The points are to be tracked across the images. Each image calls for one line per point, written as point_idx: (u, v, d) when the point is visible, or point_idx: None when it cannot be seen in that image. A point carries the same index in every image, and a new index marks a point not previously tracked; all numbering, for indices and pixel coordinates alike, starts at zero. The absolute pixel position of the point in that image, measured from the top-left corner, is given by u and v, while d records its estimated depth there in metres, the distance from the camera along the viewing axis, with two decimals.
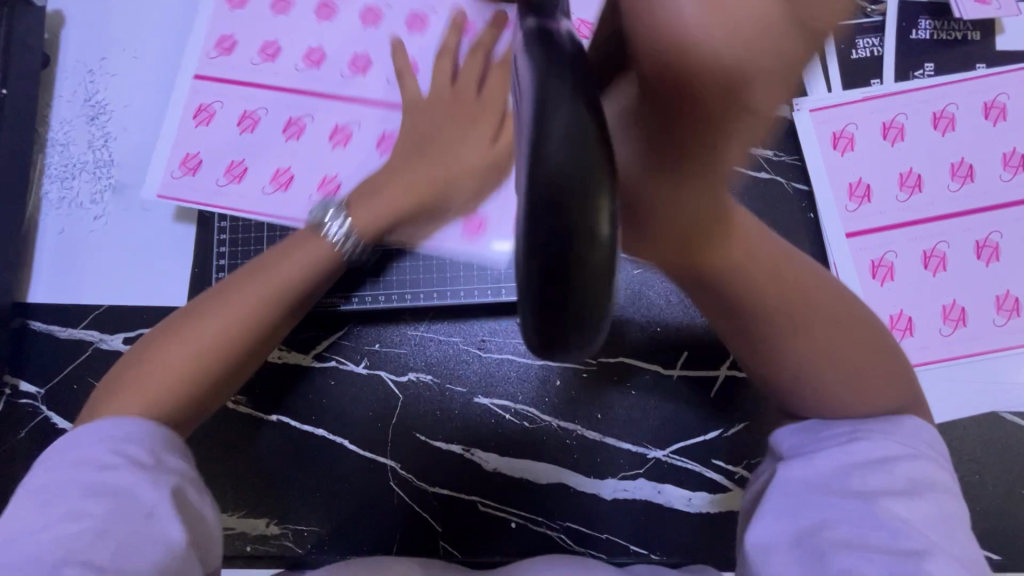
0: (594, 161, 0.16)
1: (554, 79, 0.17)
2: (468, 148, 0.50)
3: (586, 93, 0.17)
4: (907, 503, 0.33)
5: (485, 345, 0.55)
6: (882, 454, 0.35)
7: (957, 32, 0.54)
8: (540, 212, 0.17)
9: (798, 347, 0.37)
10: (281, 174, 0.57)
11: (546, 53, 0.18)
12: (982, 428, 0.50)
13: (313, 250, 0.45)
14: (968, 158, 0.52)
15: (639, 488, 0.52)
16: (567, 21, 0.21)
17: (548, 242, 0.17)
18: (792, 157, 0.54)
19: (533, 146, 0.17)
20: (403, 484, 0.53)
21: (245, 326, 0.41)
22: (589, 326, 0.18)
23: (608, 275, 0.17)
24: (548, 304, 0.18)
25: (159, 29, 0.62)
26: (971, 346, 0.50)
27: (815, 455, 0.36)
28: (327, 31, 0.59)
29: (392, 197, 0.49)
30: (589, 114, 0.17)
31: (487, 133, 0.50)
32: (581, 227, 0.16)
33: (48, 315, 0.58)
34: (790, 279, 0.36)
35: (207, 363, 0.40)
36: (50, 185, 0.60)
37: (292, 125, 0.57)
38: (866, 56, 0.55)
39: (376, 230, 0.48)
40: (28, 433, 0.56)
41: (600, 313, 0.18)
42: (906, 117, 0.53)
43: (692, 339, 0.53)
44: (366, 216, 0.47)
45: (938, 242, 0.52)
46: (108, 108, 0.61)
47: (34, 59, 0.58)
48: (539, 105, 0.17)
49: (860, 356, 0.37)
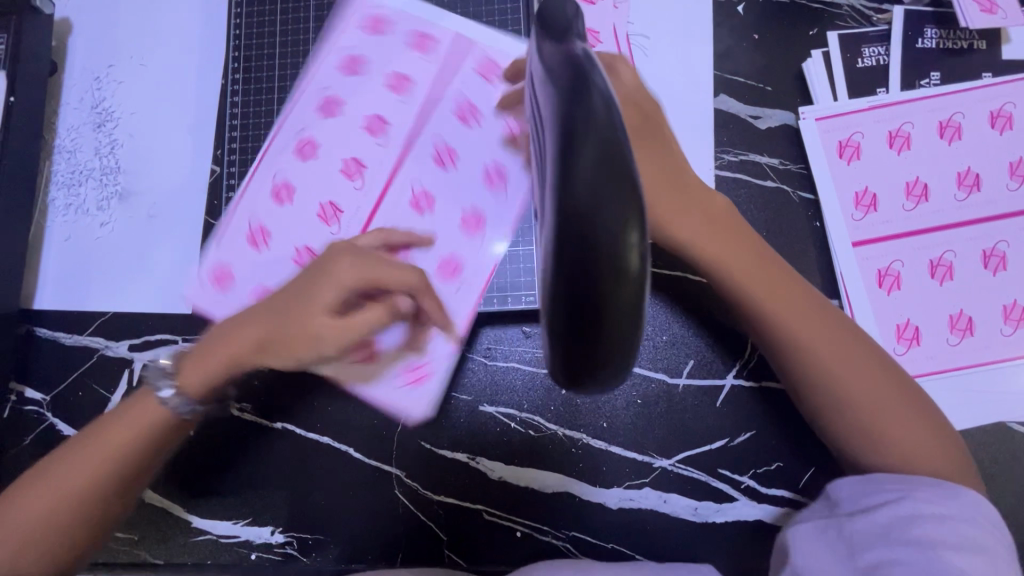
0: (621, 194, 0.16)
1: (578, 109, 0.17)
2: (310, 315, 0.43)
3: (611, 121, 0.17)
4: (965, 555, 0.34)
5: (491, 353, 0.54)
6: (940, 510, 0.36)
7: (962, 41, 0.54)
8: (568, 248, 0.17)
9: (853, 405, 0.41)
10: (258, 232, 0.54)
11: (570, 80, 0.18)
12: (987, 437, 0.50)
13: (145, 415, 0.44)
14: (975, 167, 0.52)
15: (645, 497, 0.52)
16: (586, 38, 0.20)
17: (577, 278, 0.17)
18: (797, 165, 0.54)
19: (559, 179, 0.17)
20: (408, 492, 0.53)
21: (102, 477, 0.42)
22: (620, 355, 0.18)
23: (638, 307, 0.17)
24: (579, 336, 0.18)
25: (165, 35, 0.62)
26: (979, 356, 0.50)
27: (871, 506, 0.38)
28: (448, 158, 0.54)
29: (219, 352, 0.45)
30: (616, 145, 0.17)
31: (330, 296, 0.43)
32: (611, 260, 0.16)
33: (54, 321, 0.58)
34: (842, 341, 0.42)
35: (73, 512, 0.42)
36: (58, 191, 0.60)
37: (327, 212, 0.55)
38: (872, 65, 0.55)
39: (209, 389, 0.45)
40: (34, 440, 0.56)
41: (631, 341, 0.18)
42: (913, 126, 0.53)
43: (698, 348, 0.53)
44: (196, 381, 0.45)
45: (945, 251, 0.51)
46: (115, 115, 0.61)
47: (42, 66, 0.59)
48: (563, 137, 0.17)
49: (906, 425, 0.40)
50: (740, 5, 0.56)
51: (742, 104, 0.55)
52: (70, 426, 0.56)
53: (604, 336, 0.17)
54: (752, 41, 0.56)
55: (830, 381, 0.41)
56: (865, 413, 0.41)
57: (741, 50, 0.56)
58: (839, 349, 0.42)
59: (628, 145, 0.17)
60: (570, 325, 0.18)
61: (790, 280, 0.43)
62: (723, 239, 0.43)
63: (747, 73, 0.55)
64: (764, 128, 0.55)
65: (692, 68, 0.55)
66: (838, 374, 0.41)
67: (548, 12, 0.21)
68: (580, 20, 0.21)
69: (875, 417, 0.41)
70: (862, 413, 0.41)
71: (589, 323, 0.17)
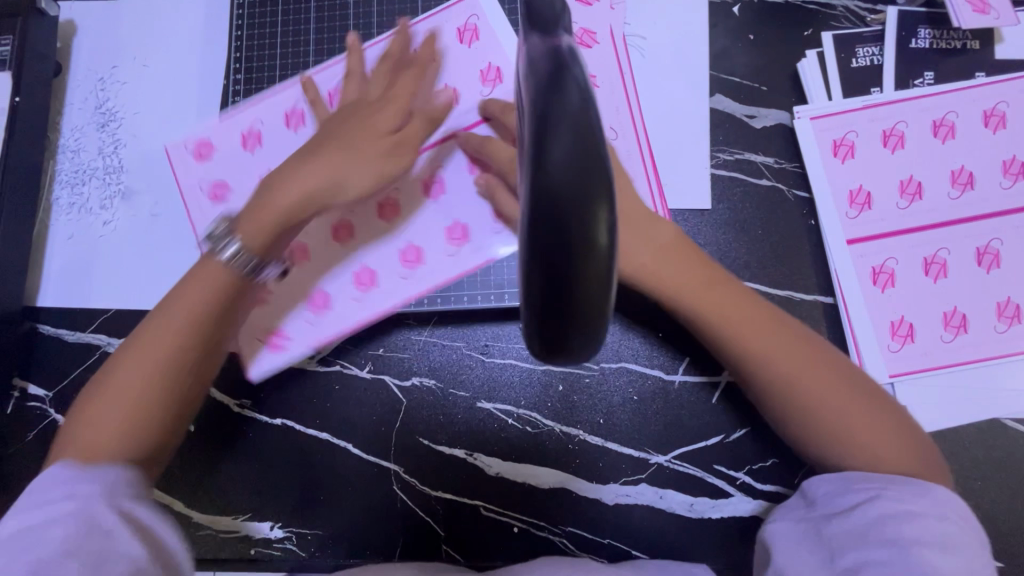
0: (592, 174, 0.17)
1: (554, 96, 0.18)
2: (370, 129, 0.48)
3: (586, 110, 0.18)
4: (941, 553, 0.34)
5: (488, 350, 0.55)
6: (914, 508, 0.36)
7: (955, 41, 0.55)
8: (542, 229, 0.17)
9: (815, 409, 0.41)
10: (218, 187, 0.58)
11: (549, 68, 0.19)
12: (982, 434, 0.50)
13: (215, 272, 0.42)
14: (968, 165, 0.53)
15: (641, 493, 0.52)
16: (570, 33, 0.21)
17: (548, 260, 0.17)
18: (792, 164, 0.55)
19: (534, 161, 0.17)
20: (406, 488, 0.53)
21: (187, 339, 0.40)
22: (590, 334, 0.19)
23: (607, 283, 0.18)
24: (551, 316, 0.18)
25: (167, 36, 0.63)
26: (973, 353, 0.50)
27: (848, 507, 0.38)
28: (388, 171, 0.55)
29: (275, 202, 0.44)
30: (589, 132, 0.17)
31: (391, 119, 0.48)
32: (582, 243, 0.17)
33: (58, 319, 0.59)
34: (804, 352, 0.42)
35: (161, 383, 0.39)
36: (62, 190, 0.61)
37: None
38: (866, 65, 0.55)
39: (266, 240, 0.43)
40: (37, 435, 0.57)
41: (601, 322, 0.19)
42: (907, 125, 0.54)
43: (694, 346, 0.53)
44: (253, 232, 0.43)
45: (939, 249, 0.52)
46: (118, 116, 0.62)
47: (46, 67, 0.60)
48: (540, 121, 0.17)
49: (874, 433, 0.40)
50: (736, 6, 0.57)
51: (738, 104, 0.56)
52: None
53: (575, 316, 0.18)
54: (748, 41, 0.56)
55: (789, 386, 0.41)
56: (827, 419, 0.40)
57: (737, 49, 0.56)
58: (793, 357, 0.42)
59: (602, 133, 0.18)
60: (543, 305, 0.18)
61: (734, 291, 0.44)
62: (667, 259, 0.45)
63: (742, 73, 0.56)
64: (759, 127, 0.55)
65: (688, 68, 0.56)
66: (795, 379, 0.41)
67: (533, 8, 0.21)
68: (566, 18, 0.22)
69: (847, 422, 0.40)
70: (835, 417, 0.40)
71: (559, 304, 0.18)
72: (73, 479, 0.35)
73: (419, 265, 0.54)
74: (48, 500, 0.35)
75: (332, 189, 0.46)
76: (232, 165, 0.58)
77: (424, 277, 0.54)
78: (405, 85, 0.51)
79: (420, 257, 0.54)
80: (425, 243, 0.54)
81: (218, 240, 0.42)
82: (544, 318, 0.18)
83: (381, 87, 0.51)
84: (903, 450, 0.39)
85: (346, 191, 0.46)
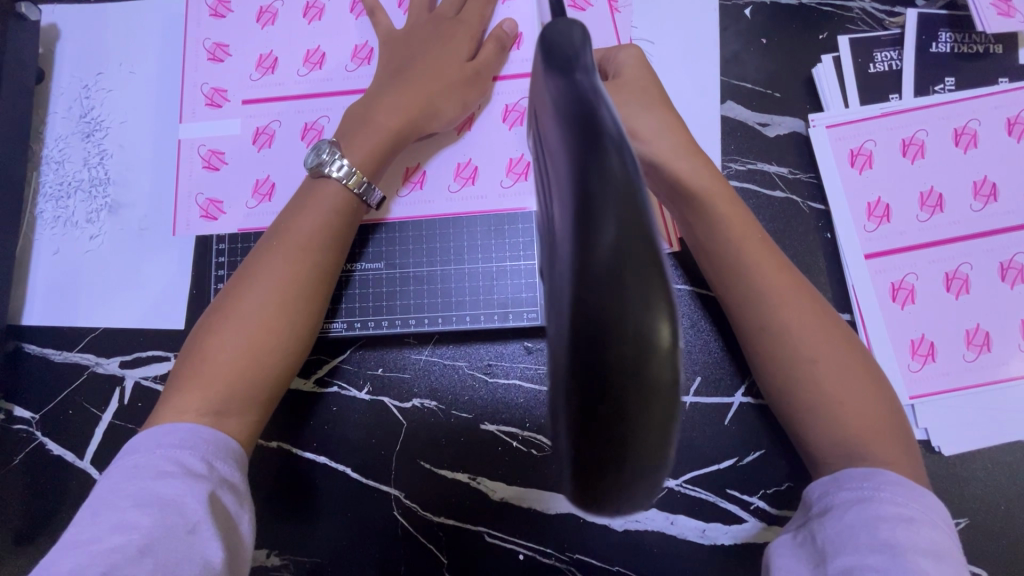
0: (645, 272, 0.15)
1: (593, 169, 0.16)
2: (444, 58, 0.49)
3: (630, 183, 0.16)
4: (933, 561, 0.33)
5: (492, 370, 0.53)
6: (906, 511, 0.35)
7: (978, 45, 0.53)
8: (588, 342, 0.15)
9: (837, 426, 0.39)
10: (216, 93, 0.56)
11: (579, 130, 0.17)
12: (1006, 455, 0.48)
13: (325, 208, 0.45)
14: (991, 176, 0.51)
15: (651, 519, 0.50)
16: (590, 71, 0.19)
17: (594, 380, 0.15)
18: (807, 174, 0.52)
19: (578, 262, 0.16)
20: (407, 513, 0.51)
21: (301, 290, 0.43)
22: (649, 469, 0.16)
23: (672, 415, 0.16)
24: (596, 450, 0.16)
25: (154, 37, 0.60)
26: (997, 372, 0.48)
27: (841, 506, 0.37)
28: (357, 80, 0.55)
29: (378, 119, 0.48)
30: (636, 212, 0.16)
31: (465, 46, 0.50)
32: (639, 351, 0.15)
33: (44, 338, 0.56)
34: (839, 350, 0.41)
35: (278, 329, 0.42)
36: (45, 204, 0.58)
37: (260, 136, 0.55)
38: (884, 70, 0.53)
39: (372, 156, 0.47)
40: (23, 460, 0.54)
41: (659, 464, 0.16)
42: (927, 134, 0.51)
43: (705, 364, 0.51)
44: (360, 148, 0.47)
45: (961, 264, 0.50)
46: (103, 125, 0.59)
47: (28, 73, 0.57)
48: (581, 206, 0.16)
49: (893, 450, 0.39)
50: (748, 8, 0.54)
51: (750, 112, 0.53)
52: (60, 445, 0.55)
53: (632, 456, 0.16)
54: (760, 45, 0.54)
55: (821, 396, 0.40)
56: (848, 436, 0.39)
57: (749, 54, 0.54)
58: (832, 359, 0.40)
59: (648, 207, 0.16)
60: (585, 438, 0.16)
61: (784, 276, 0.42)
62: (727, 206, 0.43)
63: (755, 79, 0.54)
64: (773, 136, 0.53)
65: (697, 73, 0.53)
66: (828, 390, 0.40)
67: (550, 45, 0.20)
68: (588, 53, 0.20)
69: (872, 444, 0.38)
70: (847, 421, 0.39)
71: (609, 438, 0.16)
72: (180, 442, 0.38)
73: (418, 189, 0.53)
74: (107, 506, 0.35)
75: (430, 118, 0.49)
76: (235, 85, 0.56)
77: (472, 197, 0.53)
78: (473, 11, 0.52)
79: (423, 181, 0.53)
80: (433, 169, 0.53)
81: (327, 159, 0.46)
82: (587, 456, 0.16)
83: (453, 7, 0.52)
84: (915, 468, 0.38)
85: (440, 118, 0.50)
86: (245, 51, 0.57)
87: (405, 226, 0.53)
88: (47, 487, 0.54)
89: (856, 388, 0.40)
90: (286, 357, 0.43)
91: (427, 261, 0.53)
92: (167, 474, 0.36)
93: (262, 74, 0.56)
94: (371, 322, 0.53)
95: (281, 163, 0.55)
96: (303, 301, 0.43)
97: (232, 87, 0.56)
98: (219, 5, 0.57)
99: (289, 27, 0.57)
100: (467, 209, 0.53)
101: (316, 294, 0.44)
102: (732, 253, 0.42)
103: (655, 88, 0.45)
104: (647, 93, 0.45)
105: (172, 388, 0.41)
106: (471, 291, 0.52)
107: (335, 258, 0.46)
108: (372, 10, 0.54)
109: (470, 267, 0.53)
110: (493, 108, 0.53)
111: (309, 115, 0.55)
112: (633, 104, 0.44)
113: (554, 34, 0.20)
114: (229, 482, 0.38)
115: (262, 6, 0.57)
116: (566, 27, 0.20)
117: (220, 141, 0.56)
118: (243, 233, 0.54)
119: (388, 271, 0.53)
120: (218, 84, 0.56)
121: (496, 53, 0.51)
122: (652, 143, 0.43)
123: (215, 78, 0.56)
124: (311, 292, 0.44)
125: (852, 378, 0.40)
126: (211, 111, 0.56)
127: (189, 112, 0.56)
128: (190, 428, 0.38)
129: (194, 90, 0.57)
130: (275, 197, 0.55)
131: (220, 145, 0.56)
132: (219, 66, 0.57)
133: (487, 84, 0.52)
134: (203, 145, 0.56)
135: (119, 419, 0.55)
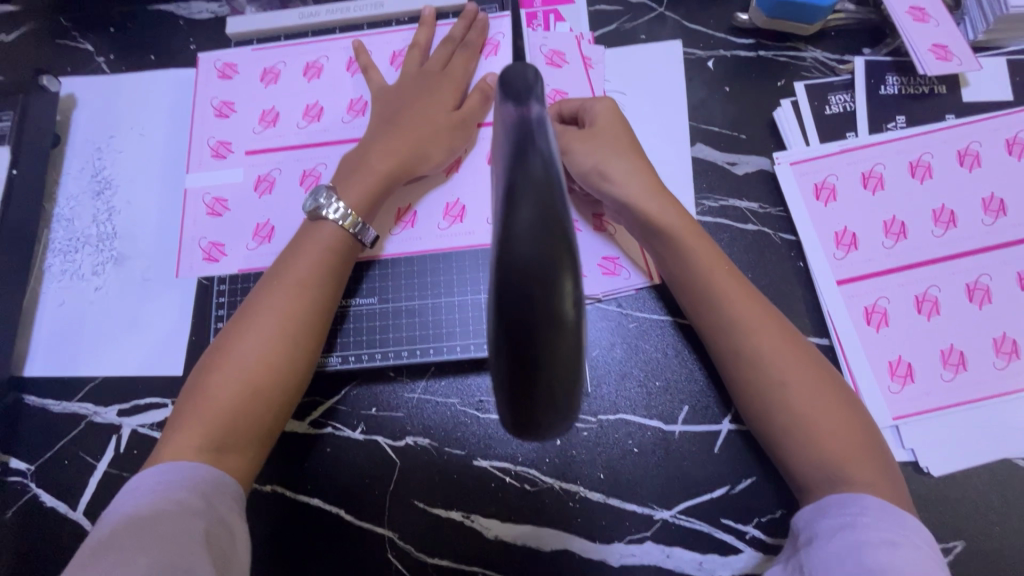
0: (555, 251, 0.18)
1: (518, 167, 0.19)
2: (433, 108, 0.54)
3: (548, 185, 0.19)
4: None
5: (483, 405, 0.54)
6: (888, 536, 0.35)
7: (923, 87, 0.57)
8: (509, 293, 0.18)
9: (814, 449, 0.40)
10: (221, 145, 0.60)
11: (516, 138, 0.20)
12: (995, 474, 0.49)
13: (318, 243, 0.48)
14: (949, 204, 0.54)
15: (648, 552, 0.50)
16: (540, 103, 0.22)
17: (513, 329, 0.18)
18: (776, 208, 0.56)
19: (500, 231, 0.18)
20: (401, 556, 0.51)
21: (291, 319, 0.45)
22: (558, 409, 0.19)
23: (577, 361, 0.18)
24: (518, 393, 0.18)
25: (164, 102, 0.65)
26: (974, 391, 0.50)
27: (825, 533, 0.37)
28: (352, 127, 0.59)
29: (370, 164, 0.51)
30: (552, 199, 0.18)
31: (451, 98, 0.55)
32: (550, 322, 0.18)
33: (44, 389, 0.57)
34: (811, 369, 0.42)
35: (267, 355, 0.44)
36: (54, 258, 0.61)
37: (262, 181, 0.59)
38: (839, 111, 0.57)
39: (367, 198, 0.50)
40: (16, 513, 0.54)
41: (571, 401, 0.19)
42: (884, 167, 0.55)
43: (691, 393, 0.52)
44: (355, 191, 0.50)
45: (929, 287, 0.52)
46: (114, 183, 0.63)
47: (45, 138, 0.61)
48: (507, 190, 0.19)
49: (868, 467, 0.39)
50: (710, 61, 0.60)
51: (718, 152, 0.57)
52: (54, 496, 0.55)
53: (543, 398, 0.18)
54: (724, 93, 0.59)
55: (797, 419, 0.41)
56: (826, 459, 0.40)
57: (714, 101, 0.59)
58: (806, 379, 0.42)
59: (563, 202, 0.19)
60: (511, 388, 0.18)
61: (755, 304, 0.44)
62: (694, 238, 0.45)
63: (721, 123, 0.58)
64: (741, 173, 0.57)
65: (667, 118, 0.58)
66: (802, 411, 0.41)
67: (505, 81, 0.23)
68: (540, 87, 0.23)
69: (850, 465, 0.39)
70: (824, 446, 0.40)
71: (529, 386, 0.18)
72: (165, 473, 0.39)
73: (409, 228, 0.56)
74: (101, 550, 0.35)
75: (420, 161, 0.53)
76: (240, 135, 0.60)
77: (462, 234, 0.56)
78: (459, 66, 0.57)
79: (414, 220, 0.56)
80: (423, 210, 0.56)
81: (325, 203, 0.49)
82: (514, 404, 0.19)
83: (440, 63, 0.57)
84: (890, 487, 0.39)
85: (429, 161, 0.53)
86: (248, 108, 0.61)
87: (397, 263, 0.56)
88: (39, 541, 0.53)
89: (824, 403, 0.41)
90: (278, 383, 0.44)
91: (418, 295, 0.55)
92: (163, 512, 0.37)
93: (264, 127, 0.60)
94: (365, 357, 0.54)
95: (281, 207, 0.58)
96: (299, 331, 0.45)
97: (236, 139, 0.60)
98: (227, 68, 0.63)
99: (291, 85, 0.61)
100: (458, 245, 0.55)
101: (312, 325, 0.46)
102: (707, 281, 0.45)
103: (628, 132, 0.49)
104: (621, 135, 0.49)
105: (171, 419, 0.42)
106: (462, 322, 0.54)
107: (331, 292, 0.48)
108: (366, 69, 0.59)
109: (459, 299, 0.55)
110: (478, 153, 0.57)
111: (308, 163, 0.59)
112: (608, 148, 0.48)
113: (512, 72, 0.23)
114: (224, 522, 0.39)
115: (266, 67, 0.62)
116: (521, 68, 0.23)
117: (224, 188, 0.59)
118: (243, 273, 0.57)
119: (382, 306, 0.56)
120: (223, 137, 0.61)
121: (481, 101, 0.55)
122: (625, 180, 0.46)
123: (221, 133, 0.61)
124: (308, 323, 0.46)
125: (821, 395, 0.41)
126: (216, 162, 0.60)
127: (196, 162, 0.60)
128: (181, 462, 0.40)
129: (201, 143, 0.61)
130: (275, 239, 0.57)
131: (224, 192, 0.59)
132: (226, 121, 0.61)
133: (472, 130, 0.56)
134: (207, 194, 0.59)
135: (116, 467, 0.55)
